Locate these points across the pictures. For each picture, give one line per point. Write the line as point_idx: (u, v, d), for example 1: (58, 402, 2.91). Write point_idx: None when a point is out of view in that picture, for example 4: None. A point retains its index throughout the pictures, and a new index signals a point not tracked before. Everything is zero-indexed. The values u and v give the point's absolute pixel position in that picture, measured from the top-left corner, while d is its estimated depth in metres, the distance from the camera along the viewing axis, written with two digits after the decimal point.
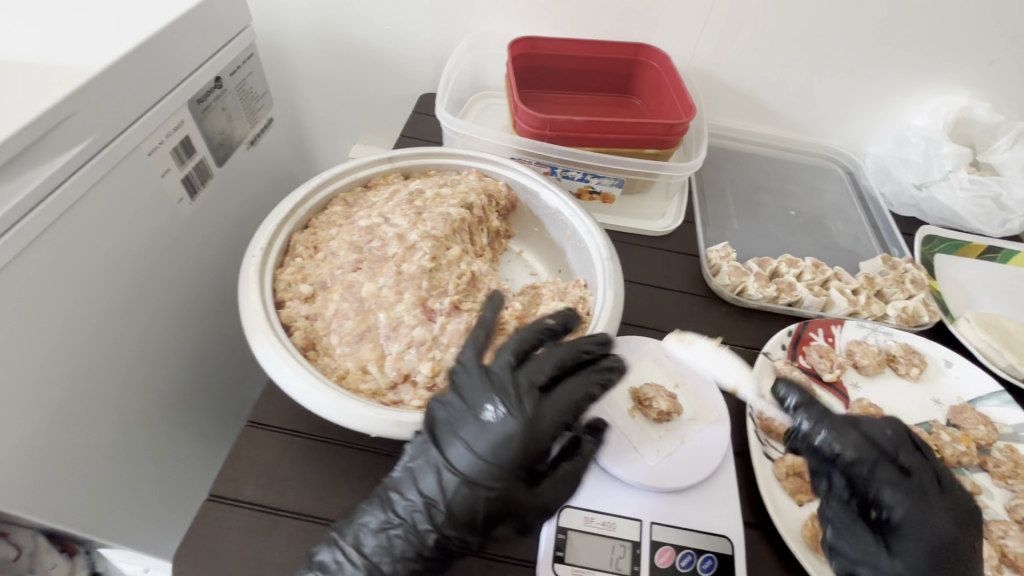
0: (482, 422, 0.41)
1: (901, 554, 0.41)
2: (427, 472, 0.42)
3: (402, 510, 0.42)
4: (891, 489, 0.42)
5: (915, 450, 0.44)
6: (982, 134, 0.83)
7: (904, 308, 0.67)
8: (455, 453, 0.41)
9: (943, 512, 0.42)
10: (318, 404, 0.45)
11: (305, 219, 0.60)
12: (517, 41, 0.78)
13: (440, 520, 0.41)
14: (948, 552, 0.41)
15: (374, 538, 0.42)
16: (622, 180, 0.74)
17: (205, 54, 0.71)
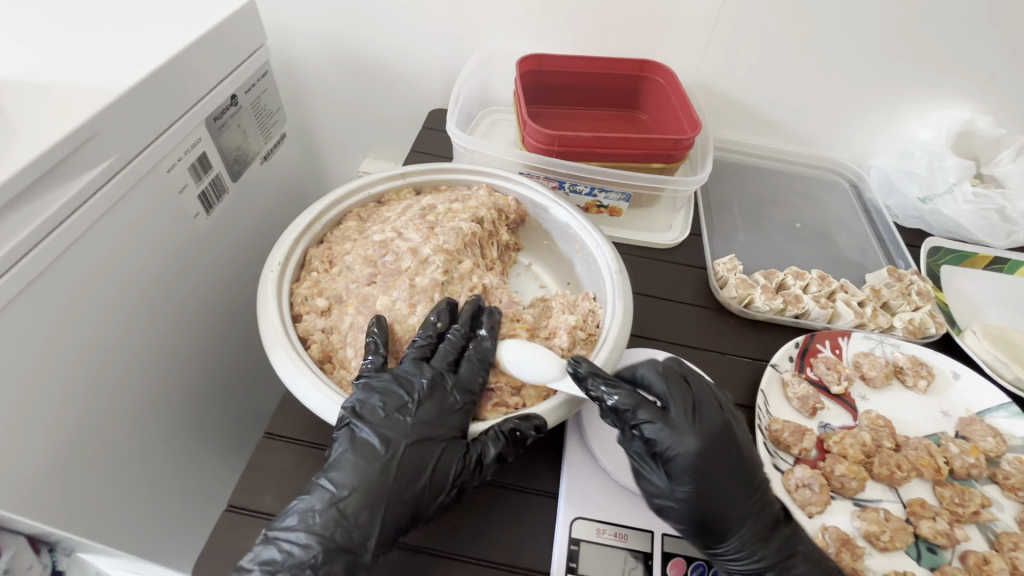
0: (417, 402, 0.48)
1: (679, 481, 0.45)
2: (366, 440, 0.46)
3: (336, 484, 0.44)
4: (651, 424, 0.45)
5: (676, 377, 0.48)
6: (985, 147, 0.84)
7: (910, 320, 0.68)
8: (390, 426, 0.46)
9: (691, 430, 0.45)
10: (336, 417, 0.46)
11: (320, 233, 0.62)
12: (525, 58, 0.80)
13: (352, 490, 0.44)
14: (728, 468, 0.46)
15: (320, 517, 0.42)
16: (629, 194, 0.75)
17: (222, 73, 0.73)
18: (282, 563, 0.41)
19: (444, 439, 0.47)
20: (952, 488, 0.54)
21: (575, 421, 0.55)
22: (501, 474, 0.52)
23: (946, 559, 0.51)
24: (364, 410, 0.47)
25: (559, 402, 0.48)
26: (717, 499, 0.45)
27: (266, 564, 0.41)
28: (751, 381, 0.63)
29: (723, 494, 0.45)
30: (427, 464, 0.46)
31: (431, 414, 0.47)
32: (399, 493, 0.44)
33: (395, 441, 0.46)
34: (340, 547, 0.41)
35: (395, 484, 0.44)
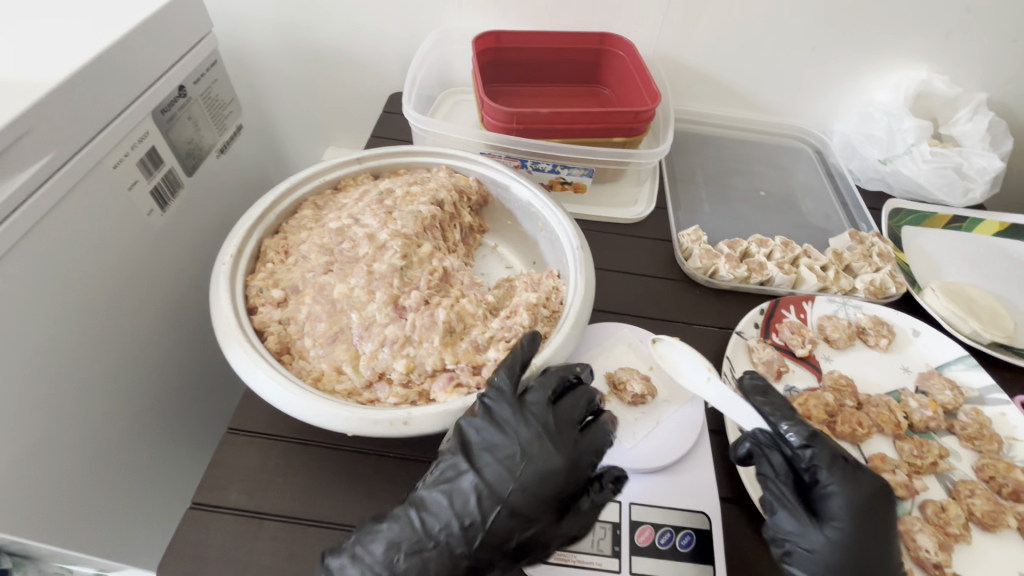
0: (511, 432, 0.43)
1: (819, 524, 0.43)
2: (465, 489, 0.42)
3: (432, 529, 0.41)
4: (822, 469, 0.44)
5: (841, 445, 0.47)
6: (943, 106, 0.84)
7: (871, 281, 0.69)
8: (523, 471, 0.42)
9: (864, 488, 0.43)
10: (294, 408, 0.45)
11: (275, 224, 0.60)
12: (482, 35, 0.78)
13: (458, 546, 0.40)
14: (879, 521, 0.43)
15: (403, 562, 0.40)
16: (591, 170, 0.75)
17: (165, 62, 0.70)
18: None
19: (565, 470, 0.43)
20: (911, 442, 0.55)
21: None
22: None
23: (906, 510, 0.52)
24: (483, 442, 0.43)
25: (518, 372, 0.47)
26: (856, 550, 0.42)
27: None
28: (717, 349, 0.64)
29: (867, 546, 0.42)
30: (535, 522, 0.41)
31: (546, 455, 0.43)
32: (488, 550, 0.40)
33: (505, 499, 0.41)
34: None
35: (541, 522, 0.41)
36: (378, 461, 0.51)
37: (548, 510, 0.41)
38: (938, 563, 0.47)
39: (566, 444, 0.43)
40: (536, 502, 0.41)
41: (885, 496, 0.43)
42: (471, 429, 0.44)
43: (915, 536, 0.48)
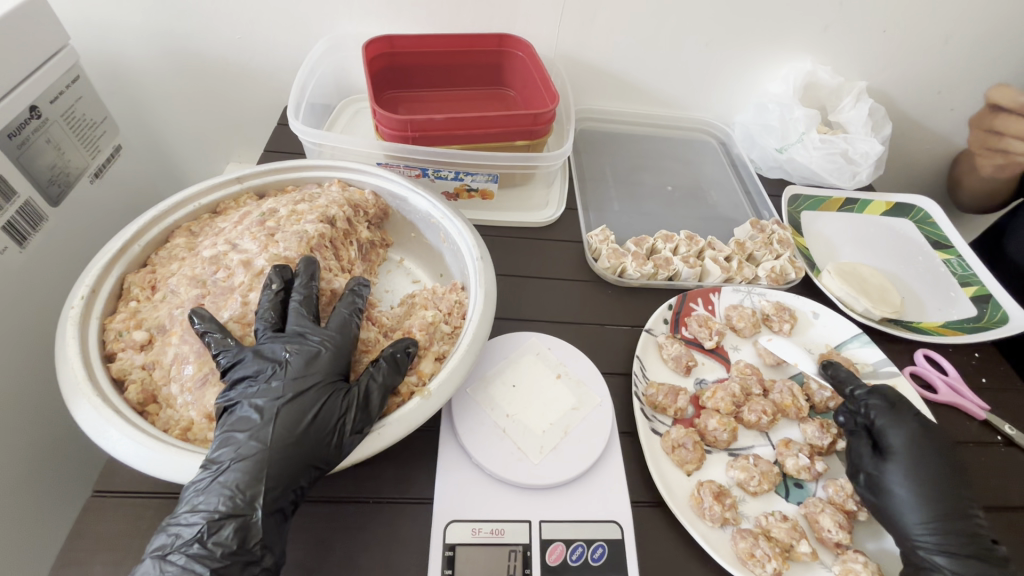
0: (282, 361, 0.44)
1: (912, 447, 0.52)
2: (246, 414, 0.42)
3: (231, 456, 0.40)
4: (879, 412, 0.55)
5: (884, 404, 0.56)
6: (829, 95, 0.89)
7: (772, 269, 0.71)
8: (293, 361, 0.44)
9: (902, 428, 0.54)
10: (157, 468, 0.39)
11: (142, 256, 0.55)
12: (373, 40, 0.75)
13: (258, 452, 0.40)
14: (928, 492, 0.49)
15: (212, 488, 0.39)
16: (495, 175, 0.73)
17: (10, 82, 0.63)
18: (175, 543, 0.37)
19: (327, 382, 0.44)
20: (813, 424, 0.57)
21: (448, 420, 0.52)
22: (373, 490, 0.48)
23: (812, 491, 0.53)
24: (244, 388, 0.43)
25: (415, 405, 0.45)
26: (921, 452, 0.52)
27: (159, 550, 0.37)
28: (629, 349, 0.64)
29: (930, 471, 0.51)
30: (313, 407, 0.43)
31: (327, 361, 0.45)
32: (291, 448, 0.41)
33: (281, 397, 0.42)
34: (242, 516, 0.38)
35: (320, 416, 0.42)
36: None
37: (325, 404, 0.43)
38: (840, 542, 0.48)
39: (338, 353, 0.46)
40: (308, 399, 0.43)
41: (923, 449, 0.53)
42: (232, 382, 0.44)
43: (818, 518, 0.50)
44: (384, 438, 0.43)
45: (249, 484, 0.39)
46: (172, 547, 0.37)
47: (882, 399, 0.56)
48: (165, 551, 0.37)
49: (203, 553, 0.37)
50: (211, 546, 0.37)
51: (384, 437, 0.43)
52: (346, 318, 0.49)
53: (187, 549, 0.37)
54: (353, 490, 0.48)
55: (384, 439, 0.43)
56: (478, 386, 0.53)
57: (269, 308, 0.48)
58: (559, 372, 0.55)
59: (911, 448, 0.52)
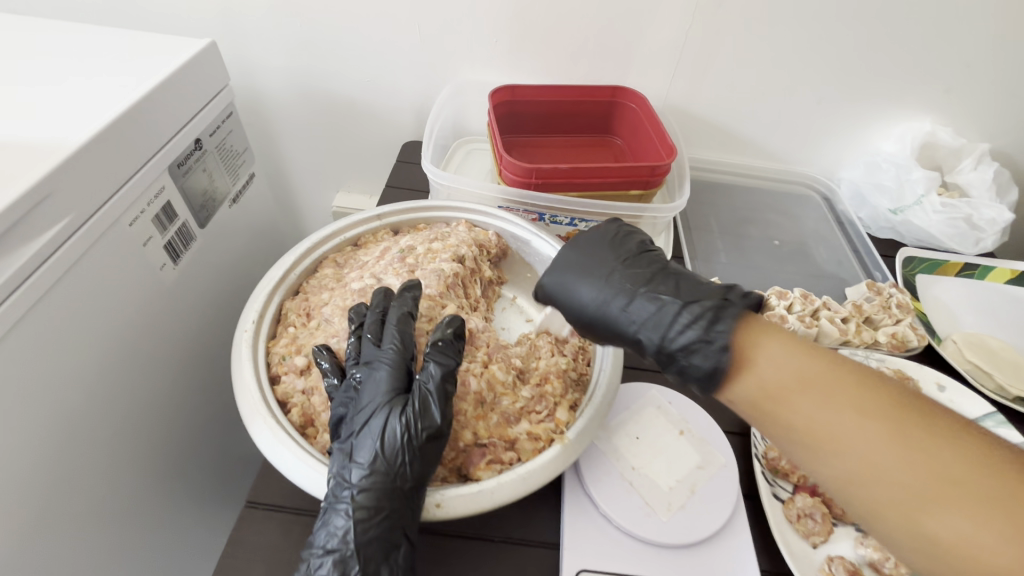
0: (358, 390, 0.47)
1: (553, 261, 0.49)
2: (336, 449, 0.45)
3: (329, 493, 0.43)
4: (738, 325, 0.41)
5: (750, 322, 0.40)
6: (948, 156, 0.86)
7: (893, 334, 0.69)
8: (366, 394, 0.46)
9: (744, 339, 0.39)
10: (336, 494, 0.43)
11: (296, 284, 0.59)
12: (498, 89, 0.80)
13: (346, 489, 0.42)
14: (579, 294, 0.46)
15: (322, 525, 0.42)
16: (611, 223, 0.75)
17: (184, 119, 0.71)
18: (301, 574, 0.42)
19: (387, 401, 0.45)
20: None
21: (573, 467, 0.52)
22: (499, 529, 0.49)
23: None
24: (337, 420, 0.47)
25: (555, 452, 0.46)
26: (565, 256, 0.49)
27: None
28: None
29: (576, 280, 0.47)
30: (378, 434, 0.43)
31: (388, 378, 0.46)
32: (366, 481, 0.42)
33: (354, 430, 0.44)
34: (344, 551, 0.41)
35: (383, 443, 0.43)
36: None
37: (386, 426, 0.44)
38: None
39: (398, 364, 0.47)
40: (376, 426, 0.44)
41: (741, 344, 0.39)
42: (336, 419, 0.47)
43: None
44: (532, 479, 0.45)
45: (342, 522, 0.41)
46: None
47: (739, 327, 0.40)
48: None
49: None
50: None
51: (532, 479, 0.45)
52: (401, 333, 0.49)
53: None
54: (480, 528, 0.49)
55: (532, 480, 0.45)
56: (603, 435, 0.54)
57: (355, 345, 0.50)
58: (684, 427, 0.55)
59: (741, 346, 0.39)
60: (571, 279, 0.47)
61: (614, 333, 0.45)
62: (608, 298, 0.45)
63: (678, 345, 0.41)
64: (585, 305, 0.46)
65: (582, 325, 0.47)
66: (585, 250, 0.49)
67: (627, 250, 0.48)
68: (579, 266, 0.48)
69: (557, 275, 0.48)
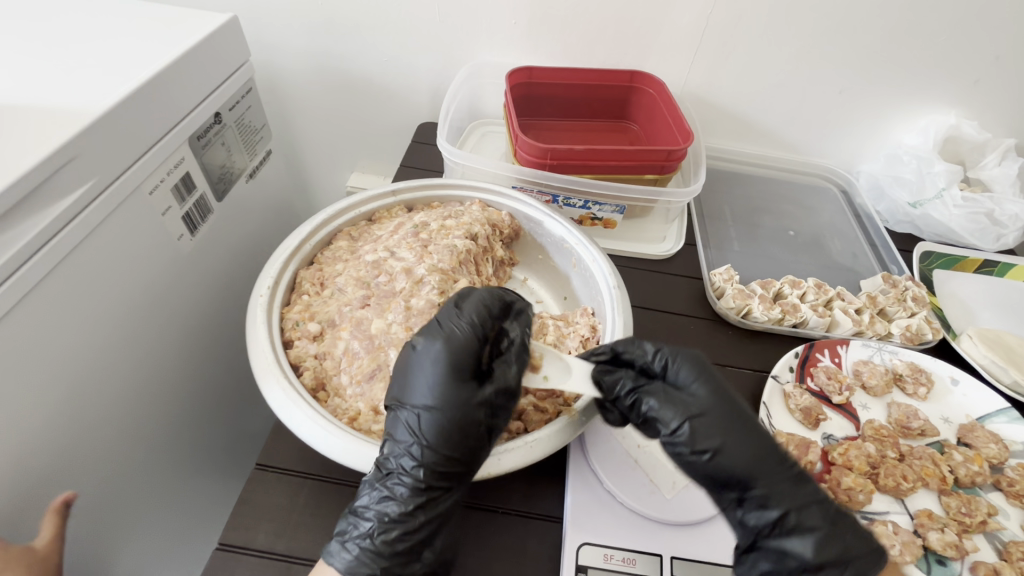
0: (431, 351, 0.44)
1: (697, 374, 0.46)
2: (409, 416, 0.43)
3: (396, 466, 0.43)
4: (760, 493, 0.42)
5: (795, 496, 0.42)
6: (971, 151, 0.85)
7: (907, 327, 0.68)
8: (433, 361, 0.44)
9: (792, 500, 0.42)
10: (350, 458, 0.44)
11: (310, 254, 0.60)
12: (516, 71, 0.80)
13: (419, 469, 0.42)
14: (736, 431, 0.43)
15: (384, 493, 0.42)
16: (623, 207, 0.75)
17: (204, 92, 0.72)
18: (352, 532, 0.42)
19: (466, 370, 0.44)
20: (958, 498, 0.53)
21: (578, 443, 0.53)
22: (504, 500, 0.50)
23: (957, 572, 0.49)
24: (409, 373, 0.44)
25: (562, 424, 0.47)
26: (707, 371, 0.46)
27: (341, 534, 0.43)
28: (752, 394, 0.63)
29: (727, 416, 0.43)
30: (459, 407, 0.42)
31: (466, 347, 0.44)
32: (444, 450, 0.42)
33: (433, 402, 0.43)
34: (407, 525, 0.42)
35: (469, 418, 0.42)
36: None
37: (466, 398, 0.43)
38: None
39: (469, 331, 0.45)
40: (457, 395, 0.43)
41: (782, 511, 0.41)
42: (396, 378, 0.45)
43: None
44: (540, 447, 0.45)
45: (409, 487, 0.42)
46: (348, 536, 0.42)
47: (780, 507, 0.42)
48: (344, 536, 0.42)
49: (374, 548, 0.41)
50: (384, 547, 0.41)
51: (539, 447, 0.45)
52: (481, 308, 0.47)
53: (361, 541, 0.41)
54: (486, 499, 0.50)
55: (540, 448, 0.45)
56: None
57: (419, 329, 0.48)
58: None
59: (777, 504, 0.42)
60: (717, 411, 0.44)
61: (725, 479, 0.43)
62: (753, 465, 0.42)
63: (776, 513, 0.41)
64: (726, 459, 0.42)
65: (697, 453, 0.43)
66: (716, 380, 0.45)
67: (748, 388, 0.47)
68: (727, 405, 0.44)
69: (717, 396, 0.44)
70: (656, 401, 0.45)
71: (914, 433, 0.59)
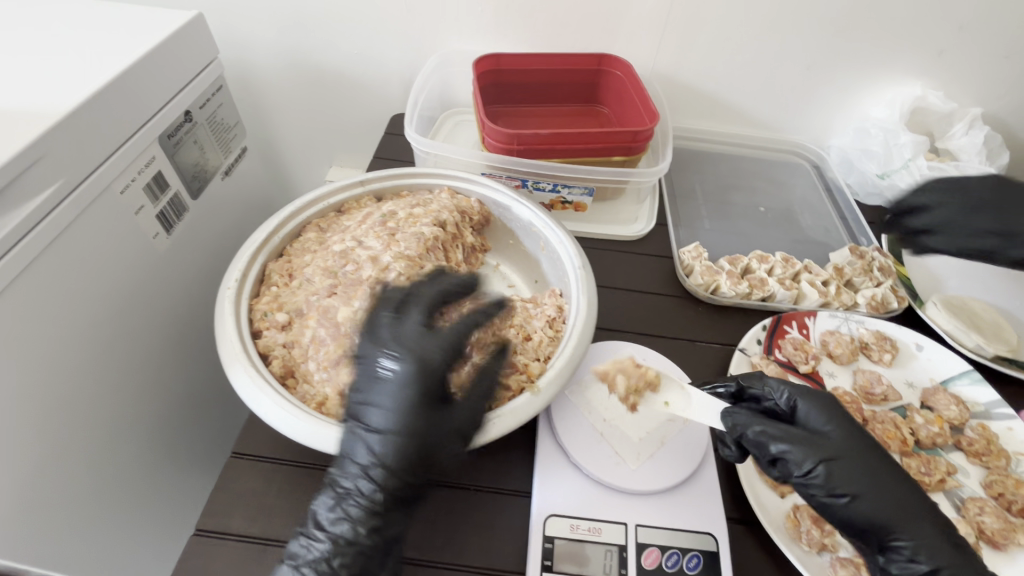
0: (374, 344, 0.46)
1: (826, 413, 0.49)
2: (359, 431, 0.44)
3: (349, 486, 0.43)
4: (904, 534, 0.43)
5: (944, 542, 0.43)
6: (938, 121, 0.85)
7: (873, 296, 0.69)
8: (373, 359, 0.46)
9: (936, 542, 0.43)
10: (311, 437, 0.44)
11: (280, 247, 0.61)
12: (482, 58, 0.80)
13: (378, 484, 0.43)
14: (879, 473, 0.45)
15: (340, 512, 0.43)
16: (592, 189, 0.75)
17: (172, 91, 0.72)
18: (304, 556, 0.42)
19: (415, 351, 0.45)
20: (918, 459, 0.55)
21: (546, 419, 0.54)
22: (475, 477, 0.51)
23: None
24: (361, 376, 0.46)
25: (523, 401, 0.48)
26: (839, 412, 0.49)
27: (292, 558, 0.42)
28: (721, 367, 0.64)
29: (858, 457, 0.45)
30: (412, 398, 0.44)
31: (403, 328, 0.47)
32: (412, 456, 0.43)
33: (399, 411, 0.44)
34: (361, 546, 0.42)
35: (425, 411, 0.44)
36: None
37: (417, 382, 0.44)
38: None
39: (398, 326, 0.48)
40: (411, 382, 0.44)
41: (930, 554, 0.42)
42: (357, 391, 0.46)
43: None
44: (495, 429, 0.46)
45: (368, 495, 0.43)
46: (301, 560, 0.42)
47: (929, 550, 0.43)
48: (295, 561, 0.42)
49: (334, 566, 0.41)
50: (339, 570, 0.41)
51: (495, 428, 0.46)
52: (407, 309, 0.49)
53: (316, 565, 0.41)
54: (456, 477, 0.51)
55: (496, 430, 0.46)
56: (576, 390, 0.56)
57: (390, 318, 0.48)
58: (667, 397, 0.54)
59: (926, 546, 0.43)
60: (851, 452, 0.46)
61: (866, 522, 0.44)
62: (897, 508, 0.44)
63: (918, 553, 0.43)
64: (858, 500, 0.44)
65: (838, 491, 0.44)
66: (854, 424, 0.48)
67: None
68: (868, 449, 0.46)
69: (851, 437, 0.47)
70: (790, 437, 0.47)
71: (877, 398, 0.61)
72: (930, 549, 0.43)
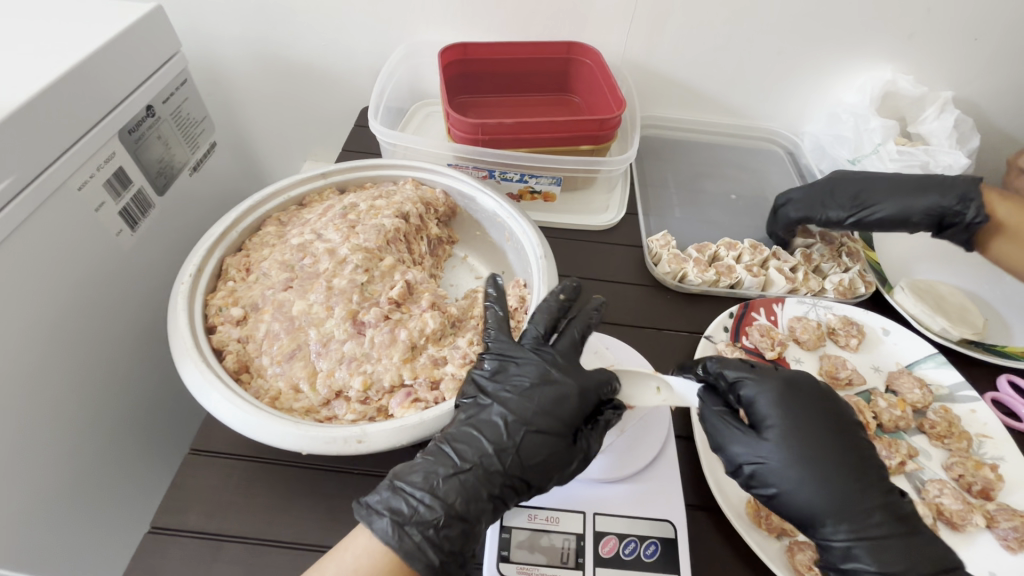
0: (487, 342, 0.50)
1: (779, 407, 0.49)
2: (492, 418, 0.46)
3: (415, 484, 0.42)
4: (835, 527, 0.45)
5: (883, 537, 0.44)
6: (910, 106, 0.85)
7: (840, 282, 0.69)
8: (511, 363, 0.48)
9: (871, 538, 0.44)
10: (258, 432, 0.44)
11: (238, 241, 0.60)
12: (448, 47, 0.79)
13: (462, 480, 0.43)
14: (822, 468, 0.46)
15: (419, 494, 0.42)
16: (560, 178, 0.75)
17: (132, 85, 0.70)
18: (410, 515, 0.41)
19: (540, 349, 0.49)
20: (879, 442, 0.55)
21: None
22: None
23: None
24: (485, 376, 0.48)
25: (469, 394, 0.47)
26: (794, 406, 0.49)
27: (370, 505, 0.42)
28: (687, 355, 0.64)
29: (805, 455, 0.46)
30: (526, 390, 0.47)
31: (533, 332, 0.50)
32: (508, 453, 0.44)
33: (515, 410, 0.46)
34: (424, 517, 0.41)
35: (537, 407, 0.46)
36: (337, 478, 0.51)
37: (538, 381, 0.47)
38: None
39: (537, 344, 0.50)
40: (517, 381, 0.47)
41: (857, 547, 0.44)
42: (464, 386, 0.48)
43: None
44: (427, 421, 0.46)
45: (429, 498, 0.42)
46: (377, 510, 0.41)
47: (862, 544, 0.44)
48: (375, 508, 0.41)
49: (402, 531, 0.40)
50: (441, 539, 0.41)
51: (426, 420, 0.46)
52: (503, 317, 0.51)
53: (423, 529, 0.40)
54: None
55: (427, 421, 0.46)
56: None
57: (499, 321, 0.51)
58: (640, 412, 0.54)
59: (858, 540, 0.44)
60: (798, 449, 0.47)
61: (800, 513, 0.45)
62: (831, 503, 0.45)
63: (852, 551, 0.44)
64: (797, 496, 0.45)
65: (773, 478, 0.46)
66: (817, 418, 0.49)
67: (846, 420, 0.50)
68: (819, 443, 0.47)
69: (801, 433, 0.48)
70: (744, 432, 0.49)
71: (843, 382, 0.61)
72: (865, 545, 0.44)
